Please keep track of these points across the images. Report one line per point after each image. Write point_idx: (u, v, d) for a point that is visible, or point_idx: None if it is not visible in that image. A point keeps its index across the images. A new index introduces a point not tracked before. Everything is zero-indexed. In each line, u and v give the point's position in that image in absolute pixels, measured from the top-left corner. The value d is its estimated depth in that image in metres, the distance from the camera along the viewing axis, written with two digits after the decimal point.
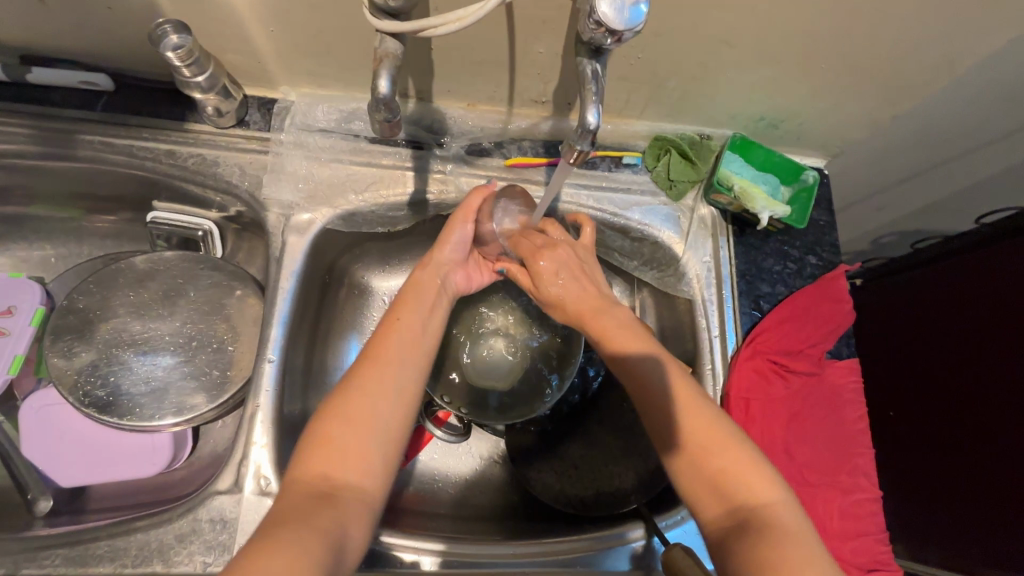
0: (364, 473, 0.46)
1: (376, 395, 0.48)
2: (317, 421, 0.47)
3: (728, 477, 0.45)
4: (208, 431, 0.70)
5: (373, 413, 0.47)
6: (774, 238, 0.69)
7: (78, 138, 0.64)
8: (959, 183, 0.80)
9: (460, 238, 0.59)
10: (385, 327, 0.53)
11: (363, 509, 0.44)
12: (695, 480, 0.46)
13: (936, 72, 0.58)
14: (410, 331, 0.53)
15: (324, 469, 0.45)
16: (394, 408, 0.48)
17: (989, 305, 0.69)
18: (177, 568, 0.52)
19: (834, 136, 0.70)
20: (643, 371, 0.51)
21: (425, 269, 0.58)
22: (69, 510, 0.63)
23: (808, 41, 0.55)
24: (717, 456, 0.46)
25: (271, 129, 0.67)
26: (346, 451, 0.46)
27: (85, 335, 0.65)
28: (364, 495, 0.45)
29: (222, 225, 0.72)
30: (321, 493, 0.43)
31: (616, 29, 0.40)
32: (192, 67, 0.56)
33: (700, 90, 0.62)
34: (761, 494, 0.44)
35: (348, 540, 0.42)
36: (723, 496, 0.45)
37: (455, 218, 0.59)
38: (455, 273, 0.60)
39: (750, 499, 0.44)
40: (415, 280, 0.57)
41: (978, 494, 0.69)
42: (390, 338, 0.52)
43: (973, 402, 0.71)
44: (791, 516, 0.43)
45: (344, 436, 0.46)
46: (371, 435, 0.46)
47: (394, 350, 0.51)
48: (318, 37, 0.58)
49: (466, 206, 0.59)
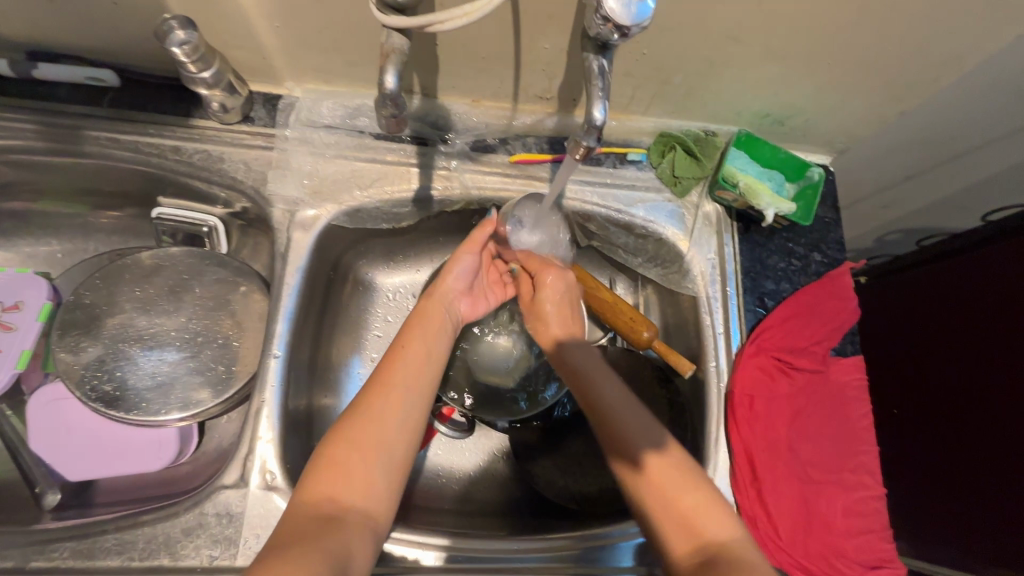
0: (371, 499, 0.46)
1: (383, 424, 0.49)
2: (324, 445, 0.48)
3: (694, 514, 0.47)
4: (214, 427, 0.70)
5: (379, 441, 0.48)
6: (779, 234, 0.69)
7: (85, 134, 0.64)
8: (965, 180, 0.80)
9: (466, 265, 0.61)
10: (393, 352, 0.54)
11: (368, 535, 0.45)
12: (665, 515, 0.48)
13: (944, 68, 0.57)
14: (418, 359, 0.53)
15: (330, 493, 0.45)
16: (400, 440, 0.49)
17: (993, 307, 0.69)
18: (184, 562, 0.52)
19: (839, 132, 0.70)
20: (614, 407, 0.53)
21: (431, 298, 0.59)
22: (76, 504, 0.64)
23: (817, 36, 0.54)
24: (686, 495, 0.48)
25: (277, 126, 0.67)
26: (353, 478, 0.46)
27: (92, 331, 0.65)
28: (368, 520, 0.45)
29: (227, 221, 0.72)
30: (328, 515, 0.44)
31: (623, 24, 0.40)
32: (197, 63, 0.56)
33: (706, 86, 0.62)
34: (722, 532, 0.46)
35: (355, 561, 0.42)
36: (691, 531, 0.46)
37: (461, 249, 0.61)
38: (458, 301, 0.62)
39: (716, 536, 0.46)
40: (420, 309, 0.59)
41: (986, 496, 0.69)
42: (398, 366, 0.52)
43: (979, 403, 0.70)
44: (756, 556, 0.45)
45: (350, 460, 0.47)
46: (377, 464, 0.47)
47: (401, 377, 0.52)
48: (323, 32, 0.57)
49: (473, 240, 0.61)
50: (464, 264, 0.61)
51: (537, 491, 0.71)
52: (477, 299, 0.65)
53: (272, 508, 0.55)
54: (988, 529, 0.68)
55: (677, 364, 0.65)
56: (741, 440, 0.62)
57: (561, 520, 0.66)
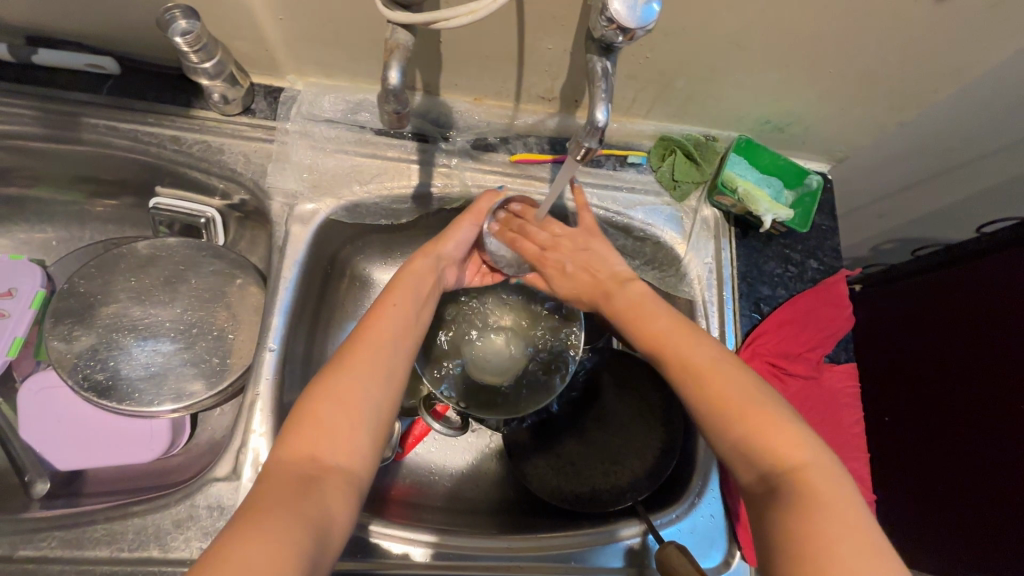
0: (355, 457, 0.46)
1: (368, 378, 0.48)
2: (305, 401, 0.47)
3: (764, 440, 0.44)
4: (207, 419, 0.70)
5: (365, 396, 0.48)
6: (777, 241, 0.70)
7: (83, 121, 0.64)
8: (961, 191, 0.80)
9: (466, 235, 0.61)
10: (375, 312, 0.53)
11: (349, 493, 0.44)
12: (730, 444, 0.46)
13: (945, 78, 0.58)
14: (403, 319, 0.54)
15: (313, 451, 0.44)
16: (384, 397, 0.49)
17: (986, 313, 0.70)
18: (174, 553, 0.52)
19: (838, 141, 0.70)
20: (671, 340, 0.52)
21: (425, 255, 0.59)
22: (66, 492, 0.63)
23: (820, 45, 0.55)
24: (757, 417, 0.45)
25: (277, 118, 0.67)
26: (336, 433, 0.46)
27: (85, 320, 0.65)
28: (350, 476, 0.45)
29: (225, 213, 0.72)
30: (308, 475, 0.43)
31: (628, 26, 0.40)
32: (199, 53, 0.56)
33: (708, 92, 0.63)
34: (799, 455, 0.43)
35: (334, 524, 0.42)
36: (760, 458, 0.44)
37: (465, 216, 0.61)
38: (449, 269, 0.62)
39: (790, 459, 0.43)
40: (408, 268, 0.58)
41: (978, 507, 0.69)
42: (382, 322, 0.52)
43: (972, 410, 0.71)
44: (828, 470, 0.42)
45: (335, 417, 0.46)
46: (363, 418, 0.47)
47: (388, 336, 0.52)
48: (326, 26, 0.57)
49: (477, 208, 0.62)
50: (467, 230, 0.61)
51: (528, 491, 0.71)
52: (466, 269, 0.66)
53: None
54: (984, 541, 0.68)
55: None
56: None
57: (550, 519, 0.66)
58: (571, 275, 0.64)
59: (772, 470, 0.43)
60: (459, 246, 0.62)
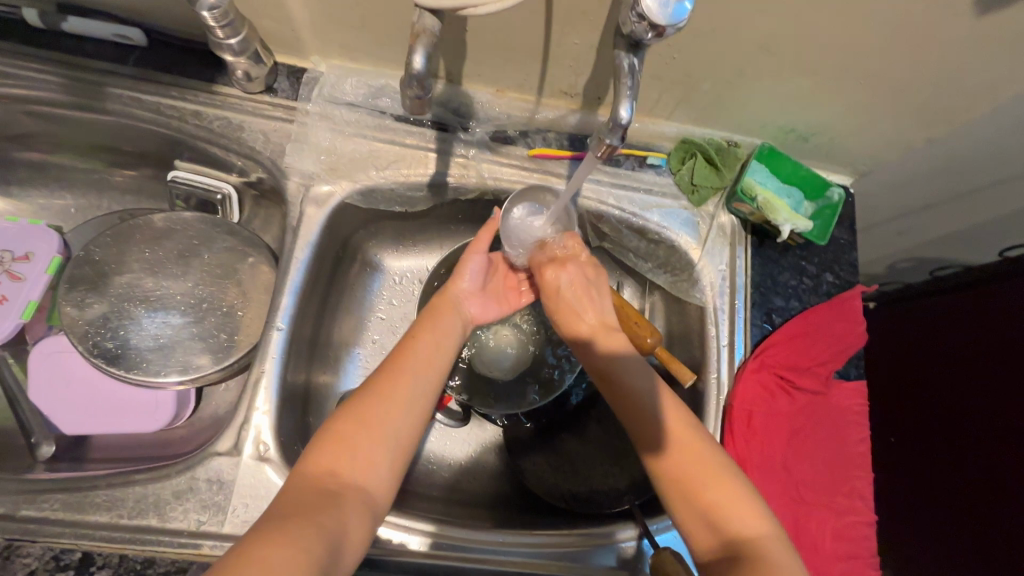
0: (373, 480, 0.46)
1: (392, 406, 0.48)
2: (331, 422, 0.47)
3: (726, 513, 0.45)
4: (210, 393, 0.70)
5: (388, 422, 0.47)
6: (793, 252, 0.69)
7: (107, 91, 0.64)
8: (986, 213, 0.79)
9: (474, 266, 0.60)
10: (405, 340, 0.54)
11: (366, 517, 0.44)
12: (693, 515, 0.46)
13: (979, 96, 0.56)
14: (429, 347, 0.54)
15: (335, 469, 0.45)
16: (407, 425, 0.48)
17: (997, 340, 0.68)
18: (172, 524, 0.53)
19: (862, 154, 0.69)
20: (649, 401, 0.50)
21: (443, 295, 0.59)
22: (69, 458, 0.64)
23: (851, 55, 0.53)
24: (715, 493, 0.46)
25: (299, 99, 0.67)
26: (358, 455, 0.46)
27: (99, 288, 0.65)
28: (368, 500, 0.45)
29: (241, 190, 0.72)
30: (329, 491, 0.43)
31: (659, 24, 0.39)
32: (225, 29, 0.56)
33: (733, 96, 0.62)
34: (759, 535, 0.44)
35: (347, 543, 0.42)
36: (718, 530, 0.45)
37: (470, 249, 0.61)
38: (470, 302, 0.61)
39: (747, 535, 0.45)
40: (434, 304, 0.58)
41: (990, 538, 0.67)
42: (411, 350, 0.52)
43: (985, 438, 0.68)
44: (787, 555, 0.44)
45: (359, 439, 0.46)
46: (383, 444, 0.47)
47: (414, 362, 0.52)
48: (353, 9, 0.57)
49: (479, 239, 0.61)
50: (474, 264, 0.60)
51: (526, 488, 0.70)
52: (490, 302, 0.63)
53: (263, 479, 0.55)
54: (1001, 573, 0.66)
55: (678, 370, 0.60)
56: (736, 455, 0.61)
57: (546, 516, 0.66)
58: (562, 294, 0.55)
59: (729, 543, 0.44)
60: (473, 280, 0.61)
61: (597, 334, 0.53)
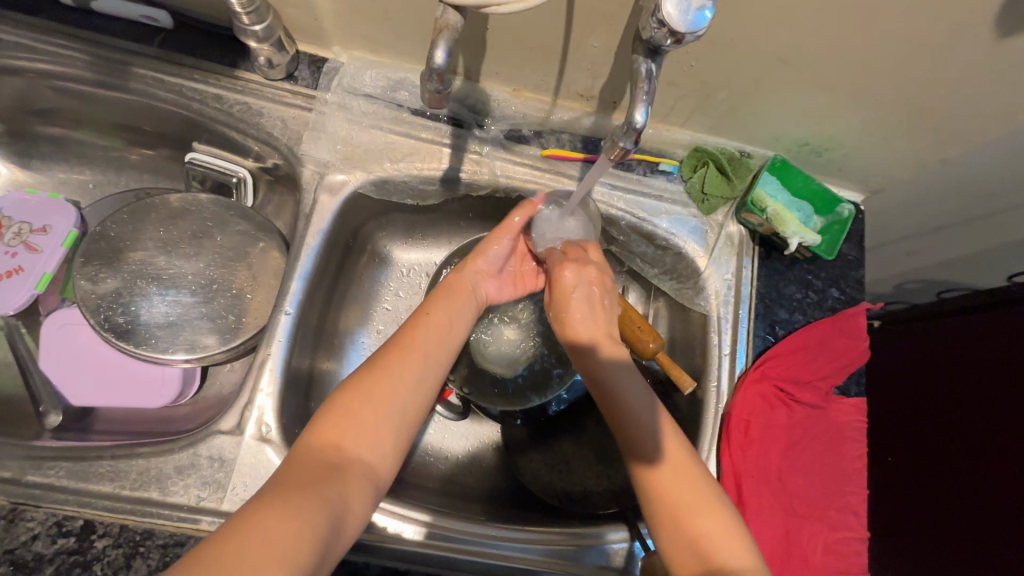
0: (378, 455, 0.46)
1: (398, 382, 0.49)
2: (338, 397, 0.48)
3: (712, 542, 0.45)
4: (216, 373, 0.71)
5: (394, 398, 0.48)
6: (800, 265, 0.69)
7: (132, 71, 0.65)
8: (996, 238, 0.78)
9: (500, 251, 0.61)
10: (417, 316, 0.55)
11: (368, 490, 0.45)
12: (682, 545, 0.46)
13: (994, 119, 0.56)
14: (438, 327, 0.54)
15: (339, 442, 0.45)
16: (411, 402, 0.49)
17: (1002, 364, 0.68)
18: (172, 497, 0.54)
19: (875, 171, 0.69)
20: (640, 421, 0.50)
21: (458, 273, 0.60)
22: (76, 428, 0.65)
23: (868, 72, 0.54)
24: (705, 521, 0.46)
25: (318, 88, 0.68)
26: (364, 428, 0.46)
27: (112, 263, 0.66)
28: (371, 473, 0.45)
29: (256, 175, 0.73)
30: (333, 463, 0.44)
31: (679, 30, 0.39)
32: (251, 15, 0.57)
33: (748, 107, 0.62)
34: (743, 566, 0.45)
35: (349, 514, 0.42)
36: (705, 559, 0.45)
37: (497, 232, 0.61)
38: (487, 283, 0.62)
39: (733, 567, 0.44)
40: (449, 281, 0.59)
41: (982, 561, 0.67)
42: (418, 331, 0.53)
43: (985, 461, 0.68)
44: None
45: (365, 412, 0.47)
46: (388, 420, 0.47)
47: (422, 341, 0.52)
48: (376, 2, 0.58)
49: (507, 224, 0.61)
50: (498, 247, 0.61)
51: (520, 484, 0.71)
52: (507, 284, 0.65)
53: (264, 459, 0.56)
54: None
55: (679, 378, 0.61)
56: (732, 463, 0.61)
57: (538, 513, 0.66)
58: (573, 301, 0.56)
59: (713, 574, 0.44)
60: (494, 260, 0.62)
61: (598, 340, 0.54)
